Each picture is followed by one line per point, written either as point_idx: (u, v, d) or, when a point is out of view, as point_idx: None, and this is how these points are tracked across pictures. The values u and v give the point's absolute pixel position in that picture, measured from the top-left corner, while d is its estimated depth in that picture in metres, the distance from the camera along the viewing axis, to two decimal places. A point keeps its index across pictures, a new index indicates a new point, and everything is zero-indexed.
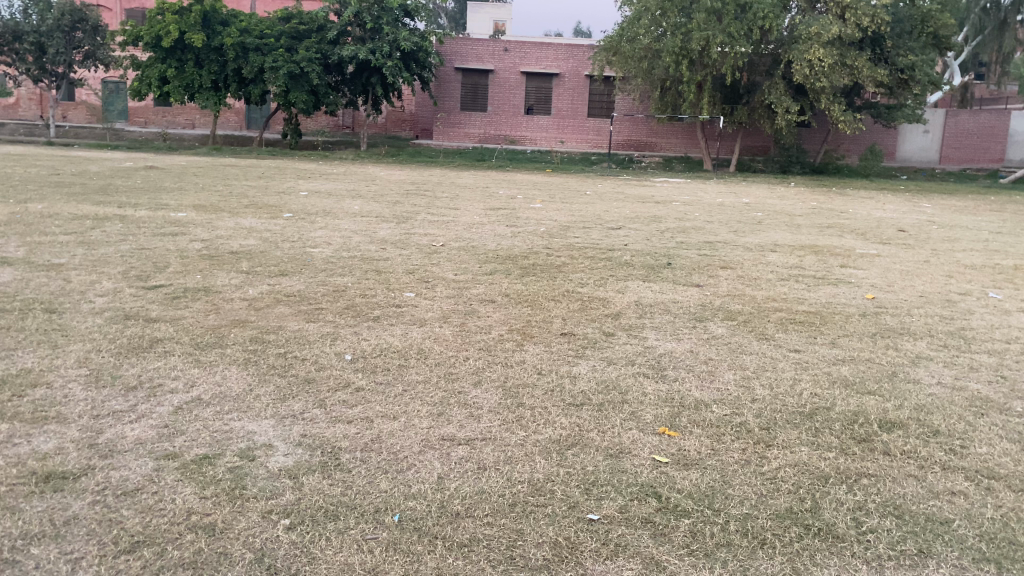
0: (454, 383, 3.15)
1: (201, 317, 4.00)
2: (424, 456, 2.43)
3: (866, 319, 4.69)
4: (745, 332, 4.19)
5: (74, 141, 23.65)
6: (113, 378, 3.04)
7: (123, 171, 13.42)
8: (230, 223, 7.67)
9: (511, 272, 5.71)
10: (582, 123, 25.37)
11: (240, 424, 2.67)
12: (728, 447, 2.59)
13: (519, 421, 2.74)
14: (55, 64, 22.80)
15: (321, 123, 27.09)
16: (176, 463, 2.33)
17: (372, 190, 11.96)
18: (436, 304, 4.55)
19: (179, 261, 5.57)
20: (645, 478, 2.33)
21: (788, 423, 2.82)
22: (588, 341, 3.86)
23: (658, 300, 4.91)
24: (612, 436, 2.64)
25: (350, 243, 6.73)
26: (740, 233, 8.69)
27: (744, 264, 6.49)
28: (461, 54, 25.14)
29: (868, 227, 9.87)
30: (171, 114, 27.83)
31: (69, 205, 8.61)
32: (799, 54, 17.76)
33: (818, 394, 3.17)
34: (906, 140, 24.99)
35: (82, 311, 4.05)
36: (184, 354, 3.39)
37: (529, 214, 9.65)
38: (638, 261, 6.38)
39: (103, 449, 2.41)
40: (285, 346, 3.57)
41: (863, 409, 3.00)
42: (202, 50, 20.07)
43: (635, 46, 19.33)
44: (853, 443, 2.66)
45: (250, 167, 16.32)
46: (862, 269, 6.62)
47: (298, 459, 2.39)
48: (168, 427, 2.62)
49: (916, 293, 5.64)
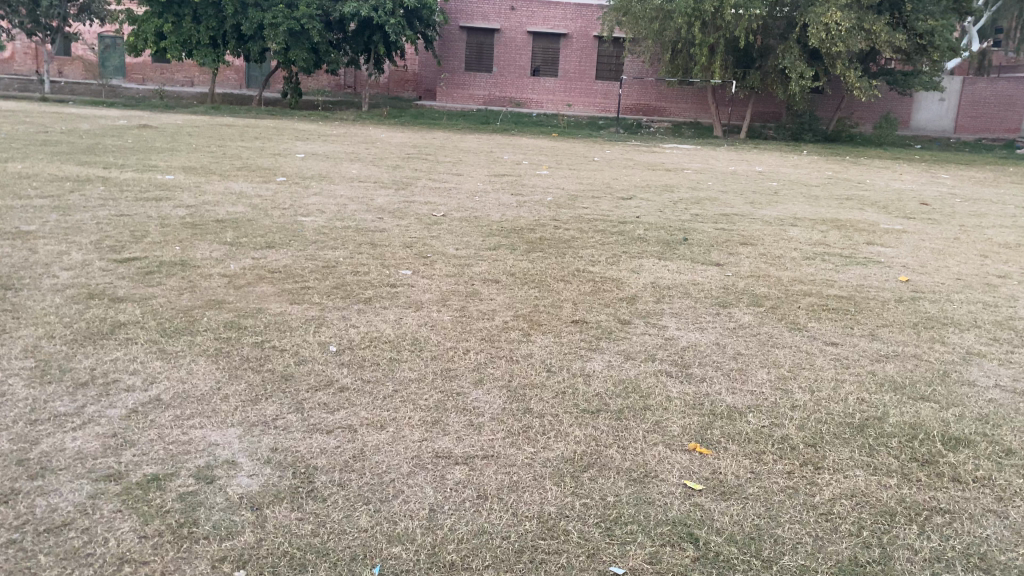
0: (452, 382, 2.76)
1: (173, 297, 3.61)
2: (414, 479, 2.06)
3: (904, 306, 4.28)
4: (774, 321, 3.80)
5: (69, 97, 23.00)
6: (62, 373, 2.66)
7: (116, 129, 13.01)
8: (220, 187, 7.27)
9: (517, 247, 5.30)
10: (590, 85, 24.75)
11: (202, 433, 2.28)
12: (771, 470, 2.22)
13: (526, 434, 2.35)
14: (49, 18, 22.18)
15: (322, 82, 26.47)
16: (118, 487, 1.96)
17: (372, 153, 11.52)
18: (434, 284, 4.15)
19: (159, 230, 5.17)
20: (676, 513, 1.96)
21: (837, 438, 2.44)
22: (603, 331, 3.47)
23: (677, 282, 4.50)
24: (636, 454, 2.26)
25: (344, 212, 6.32)
26: (756, 205, 8.29)
27: (765, 240, 6.12)
28: (466, 13, 24.45)
29: (890, 199, 9.43)
30: (169, 71, 27.27)
31: (52, 165, 8.21)
32: (815, 17, 17.15)
33: (866, 399, 2.79)
34: (922, 107, 24.72)
35: (42, 288, 3.66)
36: (147, 342, 3.00)
37: (535, 181, 9.28)
38: (652, 236, 5.98)
39: (34, 467, 2.04)
40: (263, 333, 3.18)
41: (921, 421, 2.60)
42: (200, 5, 19.37)
43: (645, 6, 18.65)
44: (916, 465, 2.28)
45: (245, 126, 15.89)
46: (890, 246, 6.22)
47: (264, 481, 2.02)
48: (115, 437, 2.24)
49: (952, 275, 5.22)
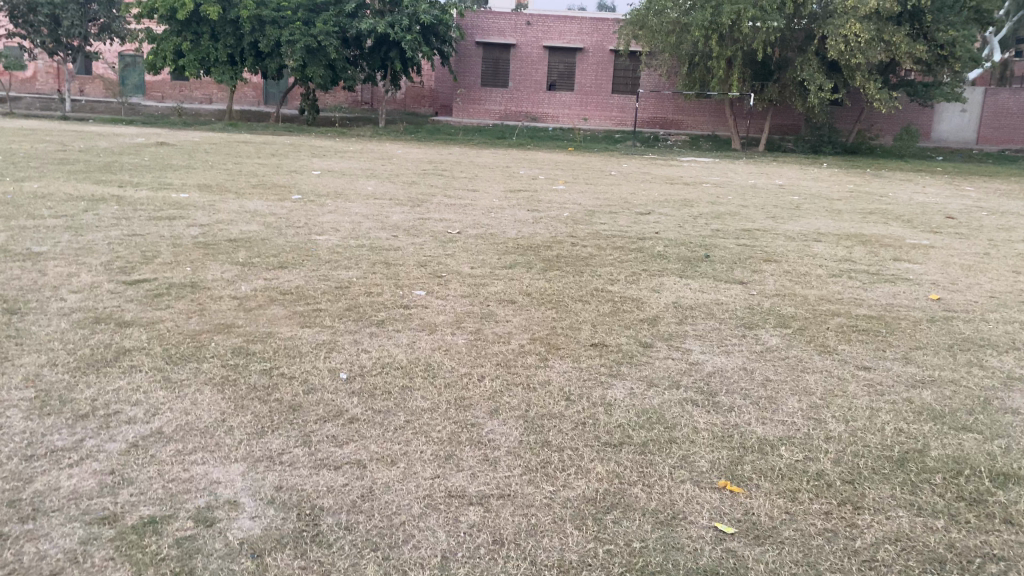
0: (466, 412, 2.63)
1: (181, 321, 3.51)
2: (425, 522, 1.93)
3: (937, 326, 4.12)
4: (802, 344, 3.64)
5: (89, 115, 23.19)
6: (62, 404, 2.55)
7: (133, 147, 13.03)
8: (234, 205, 7.20)
9: (534, 265, 5.18)
10: (606, 99, 24.69)
11: (203, 470, 2.17)
12: (808, 510, 2.07)
13: (545, 470, 2.22)
14: (70, 37, 22.40)
15: (340, 98, 26.59)
16: (113, 531, 1.85)
17: (388, 170, 11.46)
18: (450, 305, 4.03)
19: (171, 250, 5.09)
20: (707, 561, 1.83)
21: (876, 475, 2.29)
22: (623, 354, 3.34)
23: (699, 302, 4.36)
24: (662, 494, 2.12)
25: (359, 230, 6.22)
26: (778, 219, 8.12)
27: (790, 256, 5.95)
28: (482, 29, 24.47)
29: (914, 213, 9.21)
30: (187, 88, 27.50)
31: (68, 184, 8.19)
32: (834, 29, 16.95)
33: (904, 430, 2.63)
34: (943, 120, 24.46)
35: (48, 312, 3.58)
36: (152, 370, 2.90)
37: (552, 196, 9.16)
38: (672, 253, 5.84)
39: (25, 509, 1.93)
40: (272, 359, 3.07)
41: (965, 454, 2.45)
42: (218, 23, 19.46)
43: (662, 19, 18.54)
44: (964, 505, 2.13)
45: (262, 143, 15.95)
46: (918, 262, 6.04)
47: (267, 525, 1.91)
48: (113, 474, 2.13)
49: (985, 292, 5.04)
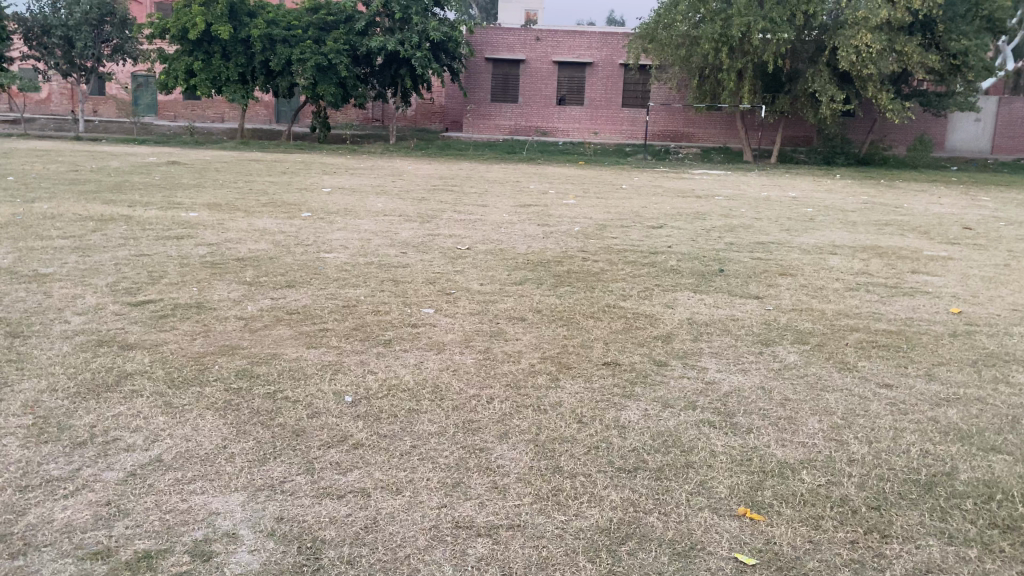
0: (474, 436, 2.55)
1: (185, 343, 3.45)
2: (431, 555, 1.85)
3: (960, 341, 4.01)
4: (821, 361, 3.54)
5: (102, 135, 23.33)
6: (61, 432, 2.48)
7: (144, 166, 13.04)
8: (243, 224, 7.17)
9: (544, 280, 5.11)
10: (616, 113, 24.65)
11: (202, 500, 2.09)
12: (834, 539, 1.97)
13: (556, 498, 2.13)
14: (83, 59, 22.60)
15: (351, 115, 26.75)
16: (107, 568, 1.78)
17: (398, 186, 11.39)
18: (457, 323, 3.95)
19: (177, 270, 5.05)
20: None
21: (903, 500, 2.19)
22: (636, 373, 3.25)
23: (713, 317, 4.27)
24: (680, 522, 2.02)
25: (368, 248, 6.16)
26: (792, 232, 8.00)
27: (805, 270, 5.84)
28: (492, 45, 24.51)
29: (931, 224, 9.07)
30: (200, 108, 27.72)
31: (78, 204, 8.17)
32: (845, 40, 16.78)
33: (931, 451, 2.53)
34: (957, 128, 24.15)
35: (51, 335, 3.52)
36: (153, 395, 2.83)
37: (563, 211, 9.06)
38: (686, 267, 5.75)
39: (16, 545, 1.86)
40: (276, 382, 3.00)
41: (996, 477, 2.34)
42: (229, 42, 19.57)
43: (671, 33, 18.49)
44: (997, 533, 2.02)
45: (273, 161, 15.96)
46: (938, 275, 5.92)
47: (266, 559, 1.83)
48: (109, 505, 2.05)
49: (1008, 305, 4.92)
